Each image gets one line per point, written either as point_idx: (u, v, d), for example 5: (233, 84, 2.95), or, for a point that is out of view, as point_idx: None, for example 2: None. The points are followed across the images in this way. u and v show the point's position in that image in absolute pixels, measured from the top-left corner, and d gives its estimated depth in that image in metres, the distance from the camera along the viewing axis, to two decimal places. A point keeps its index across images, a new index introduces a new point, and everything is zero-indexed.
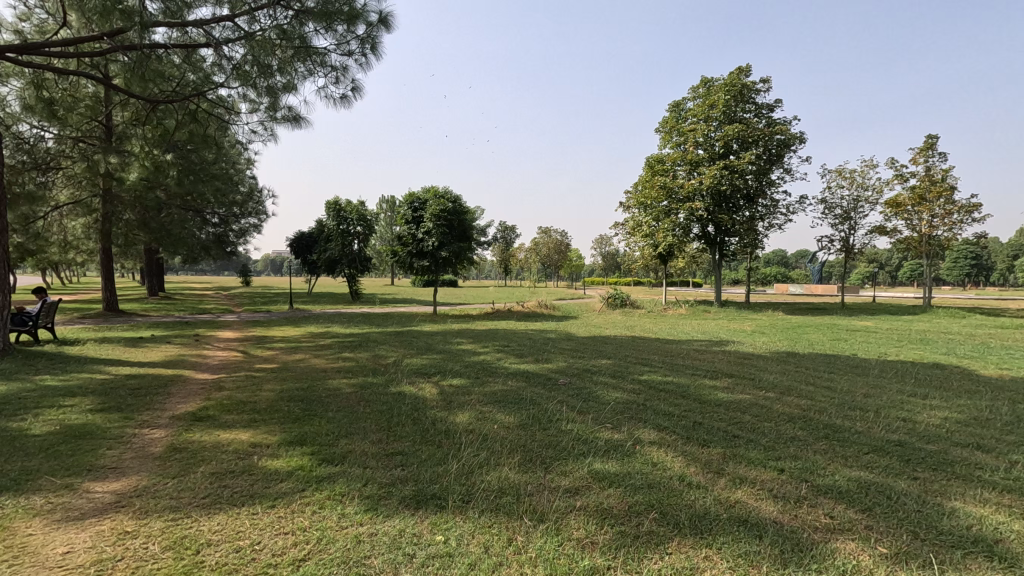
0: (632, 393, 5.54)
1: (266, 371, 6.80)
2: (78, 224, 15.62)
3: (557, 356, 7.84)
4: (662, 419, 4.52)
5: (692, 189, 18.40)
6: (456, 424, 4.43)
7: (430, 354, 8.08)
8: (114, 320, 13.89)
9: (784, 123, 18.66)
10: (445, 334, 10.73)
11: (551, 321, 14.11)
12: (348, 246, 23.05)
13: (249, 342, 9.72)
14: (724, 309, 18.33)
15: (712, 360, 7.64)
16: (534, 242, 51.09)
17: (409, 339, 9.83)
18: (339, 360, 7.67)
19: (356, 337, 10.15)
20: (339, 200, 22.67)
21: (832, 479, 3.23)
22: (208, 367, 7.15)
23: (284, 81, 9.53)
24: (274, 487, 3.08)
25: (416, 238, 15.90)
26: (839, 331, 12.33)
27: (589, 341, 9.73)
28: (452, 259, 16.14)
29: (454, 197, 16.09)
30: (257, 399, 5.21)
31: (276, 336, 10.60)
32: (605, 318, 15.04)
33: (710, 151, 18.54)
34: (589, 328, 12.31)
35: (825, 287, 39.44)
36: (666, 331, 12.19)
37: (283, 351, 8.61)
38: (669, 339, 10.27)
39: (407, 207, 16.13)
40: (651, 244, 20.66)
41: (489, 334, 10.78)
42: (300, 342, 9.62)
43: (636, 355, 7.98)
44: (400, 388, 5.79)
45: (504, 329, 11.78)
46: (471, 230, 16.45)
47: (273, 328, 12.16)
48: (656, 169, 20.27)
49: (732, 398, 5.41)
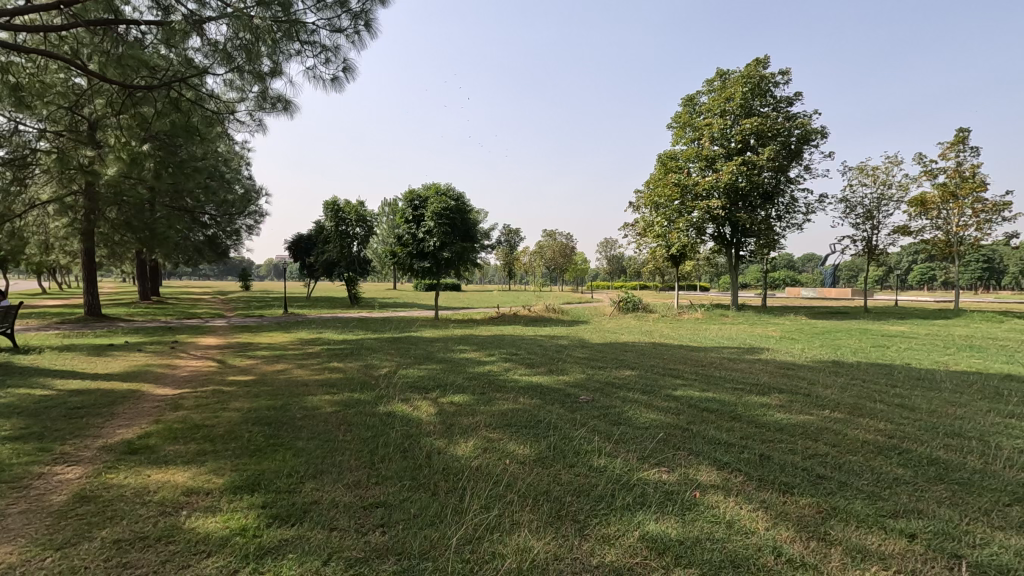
0: (671, 415, 4.58)
1: (238, 385, 5.86)
2: (59, 224, 14.73)
3: (574, 367, 6.89)
4: (719, 452, 3.57)
5: (708, 187, 17.39)
6: (457, 457, 3.48)
7: (429, 365, 7.14)
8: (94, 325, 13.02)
9: (804, 117, 17.63)
10: (447, 341, 9.80)
11: (561, 326, 13.16)
12: (347, 247, 22.18)
13: (230, 350, 8.78)
14: (744, 313, 17.31)
15: (752, 371, 6.68)
16: (539, 245, 50.32)
17: (407, 347, 8.89)
18: (326, 371, 6.74)
19: (349, 345, 9.22)
20: (338, 200, 21.79)
21: (993, 552, 2.27)
22: (174, 380, 6.21)
23: (271, 63, 8.63)
24: (195, 567, 2.15)
25: (416, 238, 14.97)
26: (875, 337, 11.33)
27: (606, 349, 8.76)
28: (455, 260, 15.21)
29: (456, 195, 15.17)
30: (215, 424, 4.25)
31: (262, 343, 9.68)
32: (619, 323, 14.08)
33: (727, 147, 17.53)
34: (603, 334, 11.35)
35: (838, 291, 38.45)
36: (686, 337, 11.24)
37: (264, 360, 7.67)
38: (693, 346, 9.32)
39: (407, 205, 15.23)
40: (663, 245, 19.70)
41: (495, 341, 9.83)
42: (286, 351, 8.67)
43: (663, 366, 7.02)
44: (393, 407, 4.85)
45: (511, 335, 10.84)
46: (475, 230, 15.53)
47: (260, 334, 11.22)
48: (669, 167, 19.32)
49: (794, 420, 4.43)
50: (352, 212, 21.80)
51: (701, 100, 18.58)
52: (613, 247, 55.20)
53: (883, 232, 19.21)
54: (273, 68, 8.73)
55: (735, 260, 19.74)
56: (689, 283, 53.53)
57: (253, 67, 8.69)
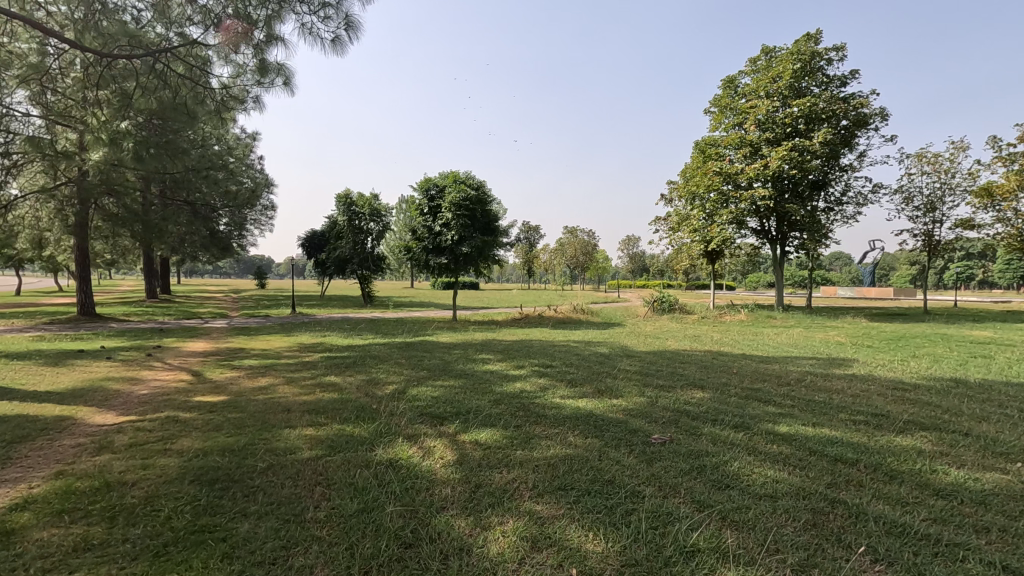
0: (797, 471, 3.13)
1: (199, 410, 4.53)
2: (44, 212, 13.19)
3: (630, 386, 5.44)
4: (933, 561, 2.11)
5: (755, 175, 15.61)
6: (488, 564, 2.12)
7: (446, 382, 5.74)
8: (83, 325, 11.91)
9: (861, 98, 15.86)
10: (466, 348, 8.40)
11: (593, 330, 11.73)
12: (360, 243, 20.98)
13: (214, 358, 7.50)
14: (793, 314, 15.68)
15: (860, 395, 5.17)
16: (560, 243, 48.80)
17: (420, 356, 7.51)
18: (318, 391, 5.37)
19: (353, 353, 7.88)
20: (350, 193, 20.58)
21: None
22: (124, 401, 4.90)
23: (265, 27, 7.30)
24: None
25: (433, 231, 13.64)
26: (967, 344, 9.65)
27: (658, 360, 7.27)
28: (474, 255, 13.84)
29: (476, 184, 13.80)
30: (134, 481, 2.91)
31: (254, 350, 8.38)
32: (657, 327, 12.55)
33: (776, 131, 15.68)
34: (644, 341, 9.88)
35: (879, 290, 36.03)
36: (742, 343, 9.70)
37: (248, 372, 6.36)
38: (760, 356, 7.79)
39: (422, 195, 13.90)
40: (700, 240, 18.07)
41: (523, 348, 8.42)
42: (278, 360, 7.35)
43: (740, 386, 5.54)
44: (395, 451, 3.48)
45: (539, 340, 9.42)
46: (496, 222, 14.13)
47: (256, 338, 9.96)
48: (709, 153, 17.54)
49: (989, 482, 2.97)
50: (365, 206, 20.54)
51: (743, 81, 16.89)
52: (636, 245, 53.41)
53: (947, 225, 17.36)
54: (271, 36, 7.38)
55: (781, 256, 17.98)
56: (715, 282, 51.55)
57: (247, 35, 7.36)
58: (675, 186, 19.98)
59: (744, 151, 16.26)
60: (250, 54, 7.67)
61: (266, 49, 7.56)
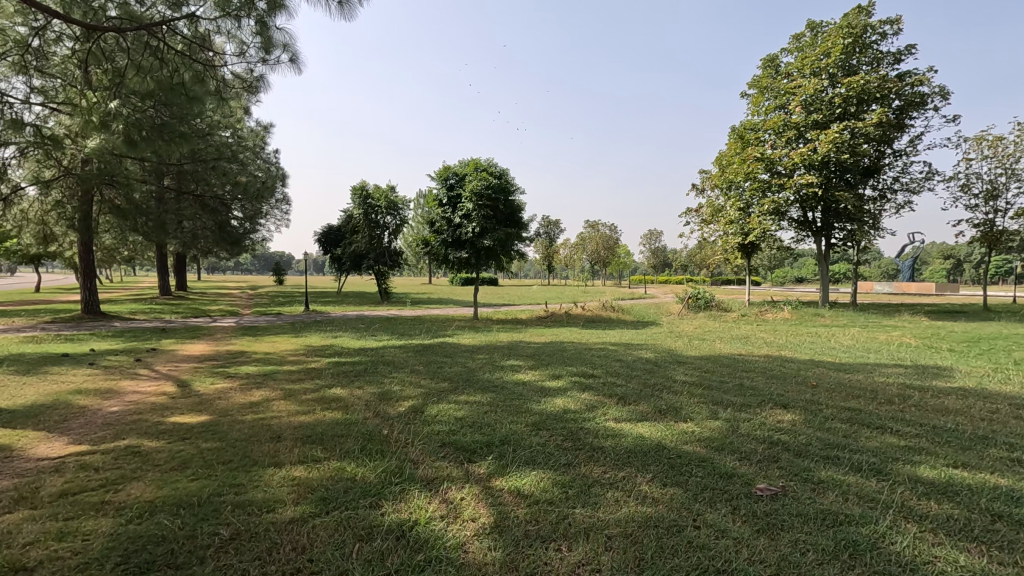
0: (1002, 558, 2.11)
1: (168, 438, 3.64)
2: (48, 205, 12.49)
3: (696, 405, 4.44)
4: None
5: (801, 161, 14.27)
6: None
7: (471, 397, 4.80)
8: (86, 324, 11.25)
9: (919, 75, 14.47)
10: (492, 352, 7.45)
11: (627, 331, 10.71)
12: (376, 238, 20.17)
13: (208, 364, 6.65)
14: (841, 312, 14.48)
15: (995, 418, 4.09)
16: (581, 238, 47.66)
17: (440, 362, 6.58)
18: (319, 409, 4.47)
19: (365, 358, 6.97)
20: (366, 185, 19.73)
21: None
22: (86, 422, 4.04)
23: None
24: None
25: (452, 223, 12.72)
26: None
27: (717, 368, 6.23)
28: (496, 249, 12.87)
29: (499, 172, 12.82)
30: (35, 568, 2.02)
31: (256, 354, 7.53)
32: (697, 327, 11.46)
33: (823, 112, 14.35)
34: (688, 343, 8.82)
35: (919, 284, 34.26)
36: (801, 345, 8.58)
37: (244, 383, 5.50)
38: (832, 362, 6.71)
39: (441, 185, 12.98)
40: (737, 232, 16.89)
41: (555, 352, 7.45)
42: (280, 367, 6.49)
43: (834, 404, 4.49)
44: (411, 509, 2.55)
45: (571, 342, 8.43)
46: (519, 213, 13.13)
47: (261, 339, 9.14)
48: (748, 138, 16.20)
49: None
50: (381, 198, 19.68)
51: (786, 60, 15.61)
52: (658, 238, 51.95)
53: (1010, 214, 15.94)
54: (276, 3, 6.40)
55: (826, 249, 16.63)
56: (741, 277, 49.87)
57: (248, 3, 6.38)
58: (708, 175, 18.75)
59: (788, 134, 14.94)
60: (253, 29, 6.71)
61: (271, 22, 6.60)
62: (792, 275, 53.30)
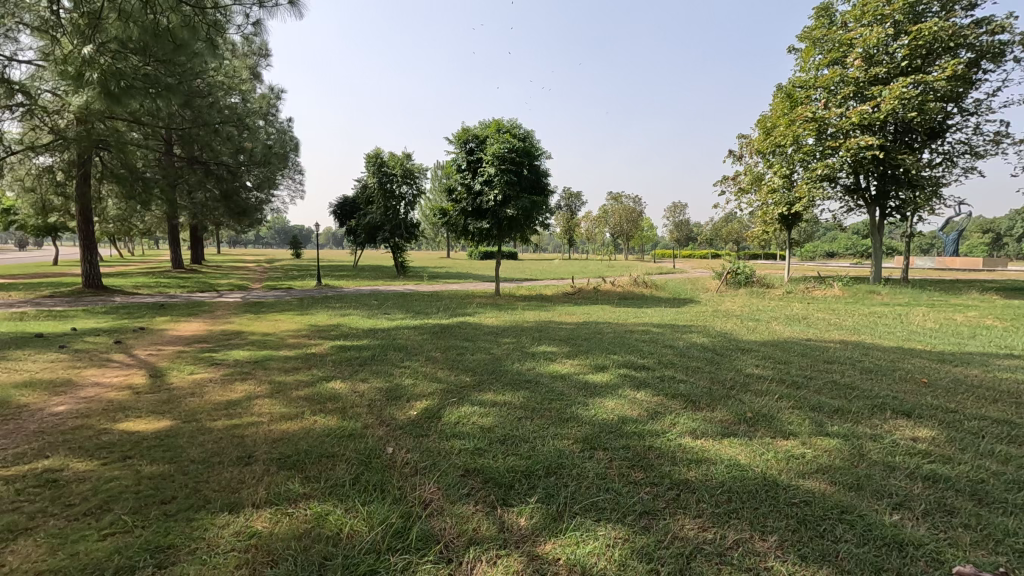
0: None
1: (104, 456, 2.75)
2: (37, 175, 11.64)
3: (790, 413, 3.43)
4: None
5: (860, 121, 12.73)
6: None
7: (501, 397, 3.84)
8: (83, 300, 10.56)
9: (999, 21, 12.76)
10: (520, 335, 6.48)
11: (665, 310, 9.64)
12: (392, 209, 19.20)
13: (195, 348, 5.80)
14: (898, 289, 13.18)
15: None
16: (604, 210, 46.15)
17: (459, 348, 5.63)
18: (310, 412, 3.57)
19: (375, 342, 6.05)
20: (381, 152, 18.66)
21: None
22: (13, 430, 3.17)
23: None
24: None
25: (472, 190, 11.65)
26: None
27: (792, 359, 5.18)
28: (520, 218, 11.80)
29: (523, 134, 11.65)
30: None
31: (253, 336, 6.65)
32: (743, 306, 10.34)
33: (887, 65, 12.74)
34: (742, 325, 7.74)
35: (964, 259, 32.29)
36: (874, 328, 7.43)
37: (228, 374, 4.62)
38: (928, 351, 5.59)
39: (459, 148, 11.87)
40: (780, 202, 15.67)
41: (593, 336, 6.44)
42: (276, 352, 5.60)
43: (975, 414, 3.42)
44: None
45: (608, 324, 7.41)
46: (545, 179, 11.99)
47: (263, 317, 8.30)
48: (796, 98, 14.62)
49: None
50: (397, 166, 18.60)
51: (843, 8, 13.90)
52: (683, 211, 50.05)
53: None
54: None
55: (881, 219, 15.18)
56: (771, 251, 47.95)
57: None
58: (748, 141, 17.28)
59: (844, 92, 13.30)
60: None
61: None
62: (825, 250, 51.12)
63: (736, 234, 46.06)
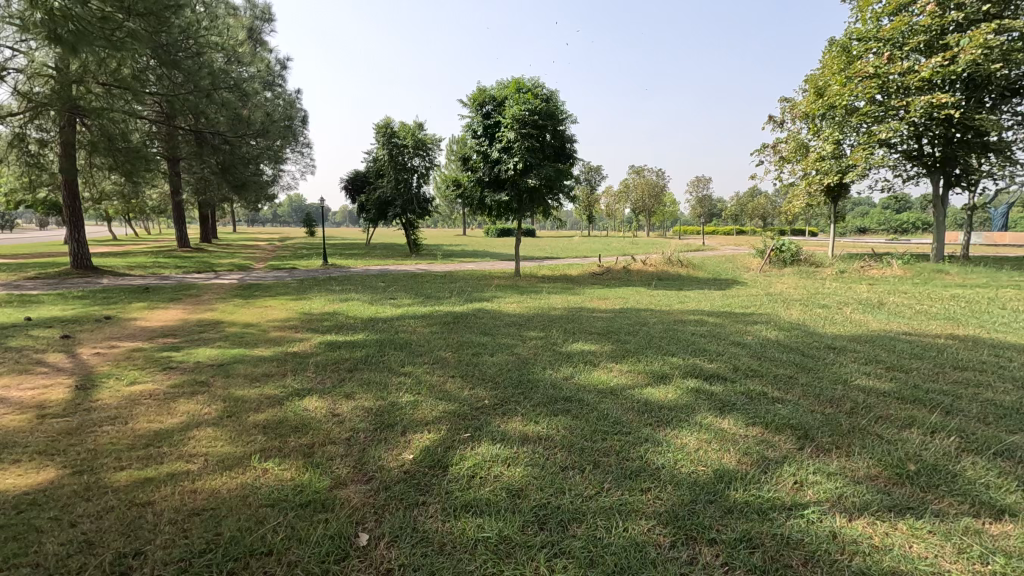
0: None
1: None
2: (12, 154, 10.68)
3: (976, 467, 2.26)
4: None
5: (931, 76, 11.12)
6: None
7: (533, 429, 2.73)
8: (68, 282, 9.70)
9: None
10: (548, 327, 5.36)
11: (710, 293, 8.45)
12: (403, 182, 18.03)
13: (156, 344, 4.78)
14: (966, 267, 11.74)
15: None
16: (625, 185, 44.44)
17: (475, 347, 4.52)
18: (263, 453, 2.49)
19: (374, 336, 4.97)
20: (391, 122, 17.41)
21: None
22: None
23: None
24: None
25: (490, 158, 10.43)
26: None
27: (908, 362, 3.96)
28: (543, 189, 10.57)
29: (546, 94, 10.33)
30: None
31: (232, 327, 5.62)
32: (798, 288, 9.06)
33: (965, 9, 11.01)
34: (809, 312, 6.52)
35: (1015, 234, 30.14)
36: (974, 316, 6.17)
37: (177, 384, 3.56)
38: None
39: (475, 112, 10.62)
40: (830, 171, 14.19)
41: (637, 329, 5.29)
42: (249, 350, 4.55)
43: None
44: None
45: (652, 313, 6.23)
46: (570, 145, 10.71)
47: (253, 302, 7.29)
48: (854, 52, 12.92)
49: None
50: (408, 137, 17.36)
51: None
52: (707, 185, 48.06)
53: None
54: None
55: (945, 190, 13.59)
56: (800, 227, 45.96)
57: None
58: (792, 105, 15.72)
59: (911, 42, 11.65)
60: None
61: None
62: (856, 225, 48.92)
63: (763, 210, 44.19)
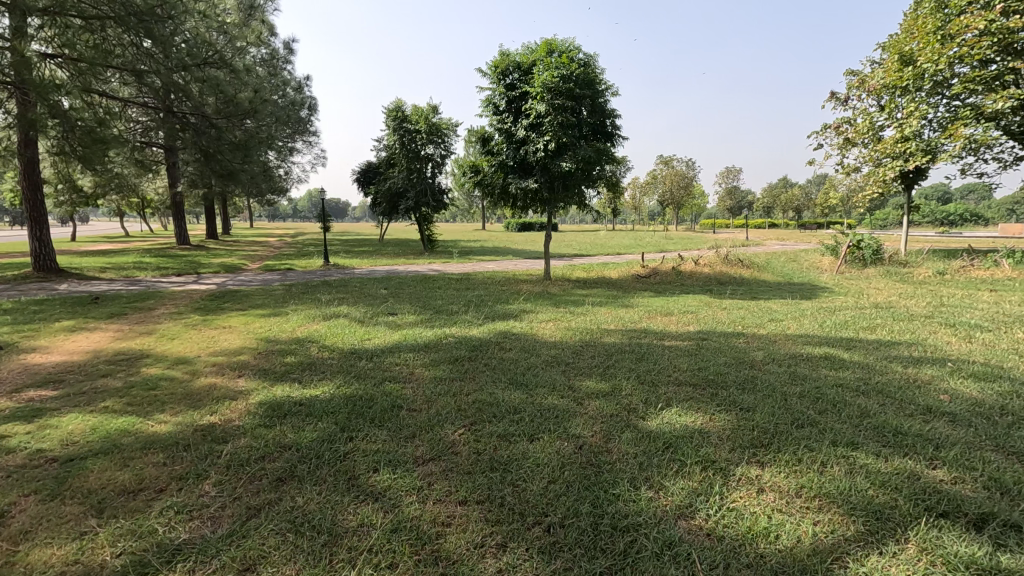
0: None
1: None
2: None
3: None
4: None
5: None
6: None
7: None
8: (18, 288, 8.19)
9: None
10: (612, 372, 3.54)
11: (799, 305, 6.54)
12: (415, 172, 16.29)
13: (10, 404, 3.09)
14: None
15: None
16: (651, 176, 42.17)
17: (506, 419, 2.73)
18: None
19: (345, 392, 3.18)
20: (402, 105, 15.72)
21: None
22: None
23: None
24: None
25: (516, 137, 8.65)
26: None
27: None
28: (579, 174, 8.75)
29: (583, 58, 8.47)
30: None
31: (152, 365, 3.91)
32: (909, 298, 7.05)
33: None
34: (968, 339, 4.59)
35: None
36: None
37: None
38: None
39: (498, 81, 8.79)
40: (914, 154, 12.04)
41: (750, 376, 3.46)
42: (140, 421, 2.82)
43: None
44: None
45: (749, 344, 4.38)
46: (611, 119, 8.84)
47: (211, 321, 5.60)
48: (951, 9, 10.78)
49: None
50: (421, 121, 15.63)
51: None
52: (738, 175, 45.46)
53: None
54: None
55: None
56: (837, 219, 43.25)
57: None
58: (862, 77, 13.55)
59: None
60: None
61: None
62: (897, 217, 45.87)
63: (798, 201, 41.55)
